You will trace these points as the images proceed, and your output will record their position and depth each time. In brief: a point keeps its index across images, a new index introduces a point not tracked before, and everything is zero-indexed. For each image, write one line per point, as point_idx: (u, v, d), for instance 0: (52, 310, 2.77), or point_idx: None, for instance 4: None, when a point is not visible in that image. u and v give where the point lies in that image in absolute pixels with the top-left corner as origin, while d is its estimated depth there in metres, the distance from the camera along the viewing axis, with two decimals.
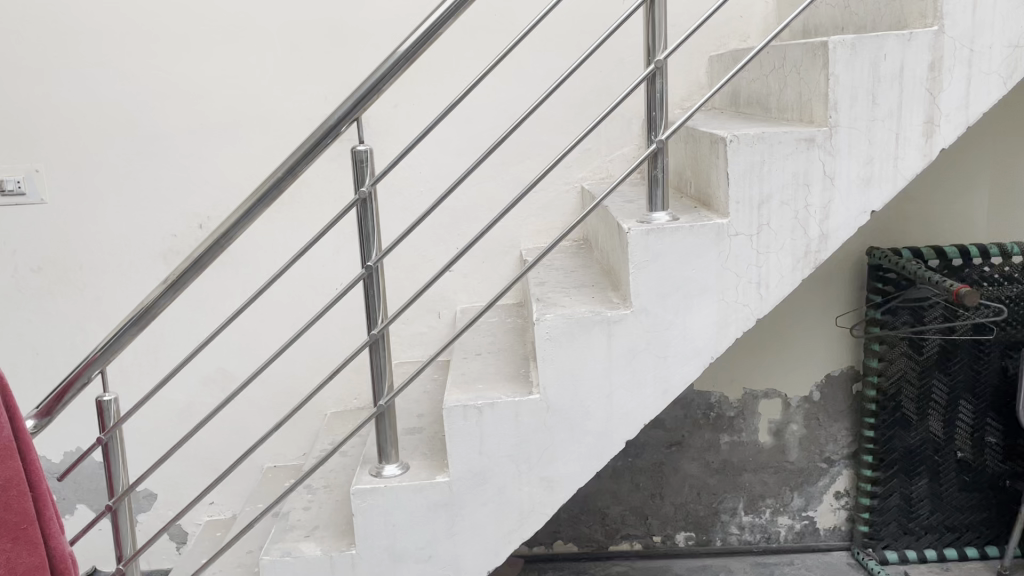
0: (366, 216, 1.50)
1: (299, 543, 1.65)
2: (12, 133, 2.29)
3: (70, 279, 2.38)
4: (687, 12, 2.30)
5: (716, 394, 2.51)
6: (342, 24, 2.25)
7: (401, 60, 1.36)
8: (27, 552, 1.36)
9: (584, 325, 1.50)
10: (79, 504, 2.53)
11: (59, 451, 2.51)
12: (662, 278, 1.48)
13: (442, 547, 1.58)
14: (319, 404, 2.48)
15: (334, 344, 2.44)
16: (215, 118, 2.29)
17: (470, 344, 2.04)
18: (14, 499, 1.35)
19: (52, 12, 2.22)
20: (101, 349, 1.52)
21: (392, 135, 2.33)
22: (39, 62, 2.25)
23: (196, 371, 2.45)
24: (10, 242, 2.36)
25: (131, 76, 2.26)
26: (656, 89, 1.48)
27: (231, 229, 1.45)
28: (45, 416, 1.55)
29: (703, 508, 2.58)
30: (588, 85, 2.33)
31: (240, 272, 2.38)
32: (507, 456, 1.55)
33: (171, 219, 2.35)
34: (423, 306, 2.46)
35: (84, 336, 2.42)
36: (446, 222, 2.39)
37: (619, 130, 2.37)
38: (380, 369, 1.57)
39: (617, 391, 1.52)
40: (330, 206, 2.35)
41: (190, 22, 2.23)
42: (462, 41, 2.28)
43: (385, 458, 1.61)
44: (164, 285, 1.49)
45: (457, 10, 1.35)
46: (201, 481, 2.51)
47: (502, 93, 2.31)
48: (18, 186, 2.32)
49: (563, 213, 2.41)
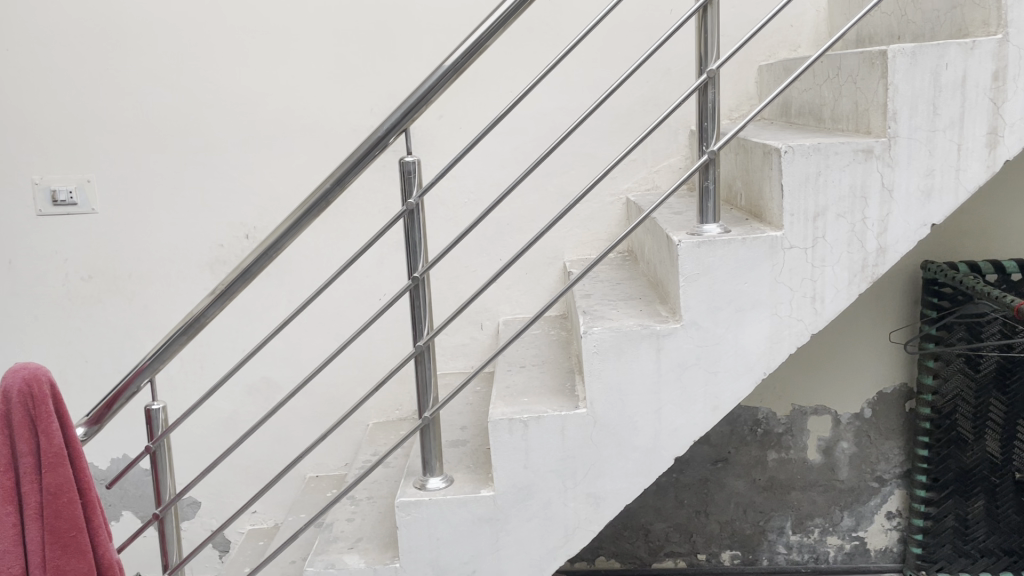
0: (413, 226, 1.51)
1: (343, 555, 1.65)
2: (65, 143, 2.32)
3: (119, 288, 2.41)
4: (735, 21, 2.27)
5: (763, 410, 2.47)
6: (388, 34, 2.26)
7: (448, 73, 1.37)
8: (76, 559, 1.42)
9: (632, 339, 1.48)
10: (125, 510, 2.55)
11: (106, 458, 2.54)
12: (713, 292, 1.45)
13: (487, 562, 1.56)
14: (361, 414, 2.48)
15: (377, 355, 2.44)
16: (263, 129, 2.31)
17: (515, 356, 2.03)
18: (65, 506, 1.41)
19: (107, 27, 2.26)
20: (150, 358, 1.55)
21: (437, 147, 2.33)
22: (90, 74, 2.29)
23: (242, 380, 2.46)
24: (61, 251, 2.39)
25: (182, 88, 2.29)
26: (707, 100, 1.46)
27: (281, 239, 1.47)
28: (94, 424, 1.58)
29: (749, 525, 2.53)
30: (635, 94, 2.31)
31: (285, 283, 2.40)
32: (554, 471, 1.52)
33: (218, 230, 2.37)
34: (465, 318, 2.45)
35: (133, 343, 2.45)
36: (489, 233, 2.38)
37: (665, 140, 2.34)
38: (425, 379, 1.57)
39: (666, 406, 1.49)
40: (375, 217, 2.36)
41: (240, 35, 2.26)
42: (508, 51, 2.27)
43: (430, 470, 1.60)
44: (213, 294, 1.52)
45: (504, 22, 1.35)
46: (245, 490, 2.52)
47: (549, 105, 2.30)
48: (70, 197, 2.35)
49: (608, 224, 2.39)
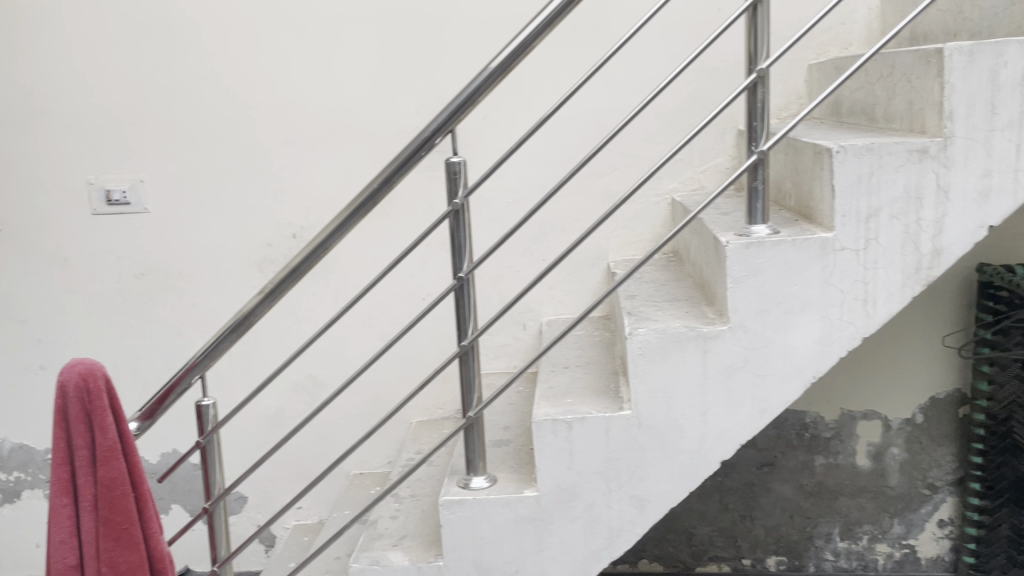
0: (458, 227, 1.52)
1: (387, 552, 1.66)
2: (119, 144, 2.38)
3: (170, 286, 2.46)
4: (785, 20, 2.24)
5: (811, 414, 2.43)
6: (434, 35, 2.27)
7: (494, 74, 1.38)
8: (128, 551, 1.45)
9: (678, 340, 1.46)
10: (175, 504, 2.60)
11: (156, 453, 2.59)
12: (762, 293, 1.44)
13: (530, 563, 1.56)
14: (405, 413, 2.50)
15: (421, 353, 2.46)
16: (310, 130, 2.34)
17: (559, 357, 2.02)
18: (119, 499, 1.44)
19: (160, 29, 2.31)
20: (201, 355, 1.58)
21: (483, 147, 2.33)
22: (143, 76, 2.34)
23: (288, 378, 2.49)
24: (115, 250, 2.44)
25: (233, 90, 2.33)
26: (756, 99, 1.45)
27: (328, 238, 1.50)
28: (147, 418, 1.62)
29: (796, 531, 2.49)
30: (682, 93, 2.29)
31: (331, 282, 2.42)
32: (597, 472, 1.52)
33: (266, 229, 2.41)
34: (509, 318, 2.45)
35: (183, 340, 2.49)
36: (534, 234, 2.38)
37: (712, 140, 2.32)
38: (470, 379, 1.58)
39: (713, 409, 1.48)
40: (420, 217, 2.38)
41: (288, 37, 2.29)
42: (554, 51, 2.27)
43: (473, 470, 1.61)
44: (261, 293, 1.55)
45: (550, 23, 1.36)
46: (290, 486, 2.55)
47: (595, 105, 2.29)
48: (124, 197, 2.41)
49: (652, 225, 2.37)
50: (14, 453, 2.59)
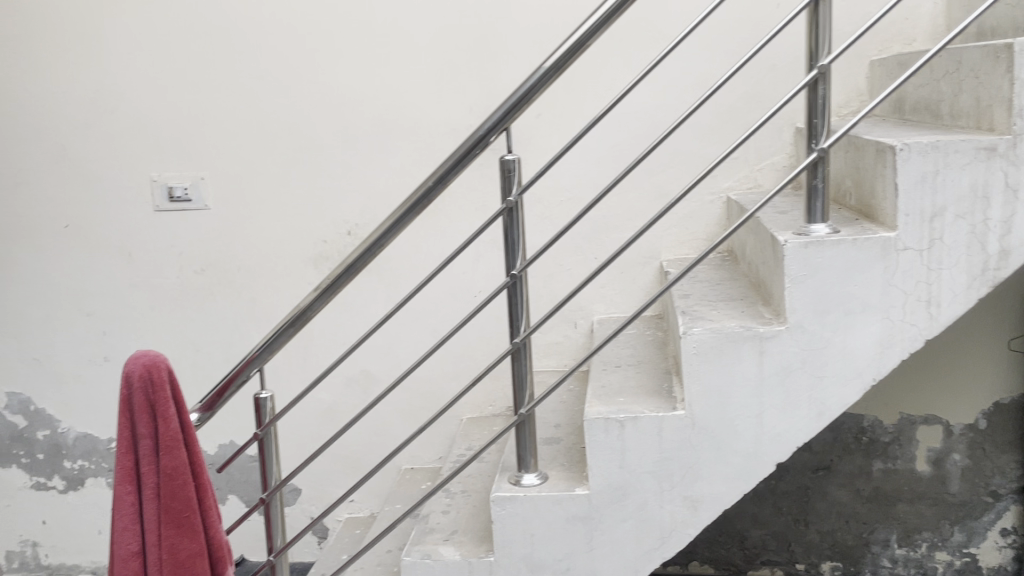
0: (512, 225, 1.53)
1: (439, 546, 1.67)
2: (181, 142, 2.44)
3: (229, 282, 2.52)
4: (847, 15, 2.19)
5: (868, 418, 2.38)
6: (489, 33, 2.28)
7: (549, 72, 1.39)
8: (188, 539, 1.49)
9: (734, 340, 1.45)
10: (231, 494, 2.66)
11: (214, 444, 2.65)
12: (821, 293, 1.41)
13: (581, 561, 1.56)
14: (456, 409, 2.51)
15: (473, 350, 2.47)
16: (366, 128, 2.37)
17: (611, 356, 2.01)
18: (180, 488, 1.48)
19: (221, 29, 2.36)
20: (259, 349, 1.61)
21: (536, 145, 2.33)
22: (204, 76, 2.39)
23: (342, 373, 2.53)
24: (176, 246, 2.51)
25: (291, 89, 2.37)
26: (817, 96, 1.42)
27: (384, 235, 1.52)
28: (207, 410, 1.66)
29: (852, 537, 2.44)
30: (739, 91, 2.26)
31: (385, 278, 2.45)
32: (650, 472, 1.51)
33: (322, 226, 2.45)
34: (560, 316, 2.45)
35: (241, 335, 2.55)
36: (586, 232, 2.38)
37: (770, 138, 2.29)
38: (521, 377, 1.59)
39: (769, 411, 1.46)
40: (473, 215, 2.39)
41: (345, 36, 2.33)
42: (609, 50, 2.26)
43: (525, 466, 1.61)
44: (318, 289, 1.58)
45: (607, 21, 1.36)
46: (343, 479, 2.59)
47: (649, 103, 2.28)
48: (185, 193, 2.47)
49: (707, 223, 2.35)
50: (79, 441, 2.68)
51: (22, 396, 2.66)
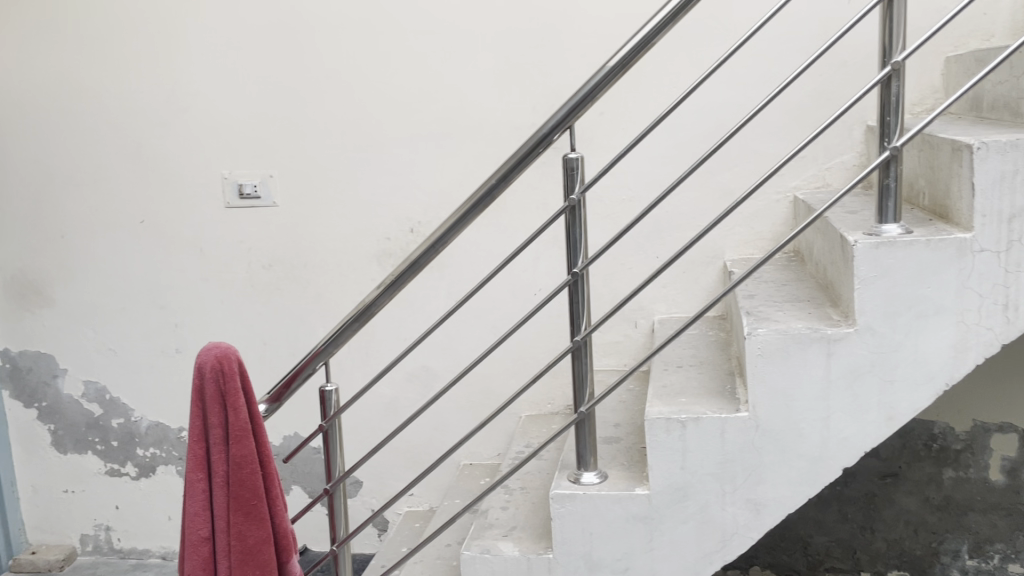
0: (575, 223, 1.53)
1: (498, 542, 1.68)
2: (251, 141, 2.50)
3: (295, 277, 2.58)
4: (922, 11, 2.14)
5: (940, 425, 2.31)
6: (553, 32, 2.29)
7: (615, 69, 1.38)
8: (255, 526, 1.53)
9: (800, 342, 1.42)
10: (295, 485, 2.72)
11: (279, 436, 2.71)
12: (892, 295, 1.38)
13: (641, 560, 1.55)
14: (516, 406, 2.53)
15: (532, 348, 2.48)
16: (430, 127, 2.40)
17: (673, 356, 2.00)
18: (248, 476, 1.53)
19: (292, 31, 2.41)
20: (325, 343, 1.65)
21: (599, 144, 2.33)
22: (274, 76, 2.45)
23: (404, 368, 2.57)
24: (245, 242, 2.58)
25: (357, 89, 2.42)
26: (890, 93, 1.39)
27: (447, 233, 1.54)
28: (275, 401, 1.71)
29: (920, 547, 2.38)
30: (808, 89, 2.22)
31: (447, 275, 2.48)
32: (711, 474, 1.50)
33: (385, 224, 2.49)
34: (621, 316, 2.44)
35: (306, 329, 2.61)
36: (647, 231, 2.36)
37: (840, 137, 2.24)
38: (582, 375, 1.59)
39: (835, 414, 1.43)
40: (534, 213, 2.40)
41: (411, 36, 2.36)
42: (675, 47, 2.24)
43: (584, 465, 1.61)
44: (383, 285, 1.60)
45: (673, 18, 1.35)
46: (404, 473, 2.63)
47: (715, 101, 2.26)
48: (254, 190, 2.53)
49: (773, 223, 2.31)
50: (151, 430, 2.77)
51: (98, 385, 2.77)
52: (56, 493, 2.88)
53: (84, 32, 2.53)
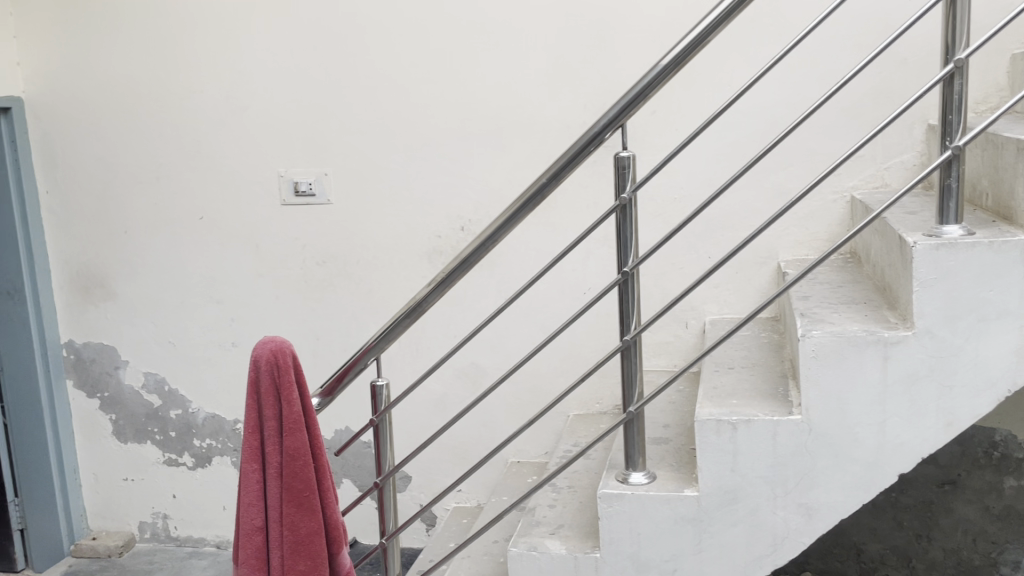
0: (625, 221, 1.53)
1: (545, 539, 1.69)
2: (307, 139, 2.55)
3: (348, 274, 2.62)
4: (987, 6, 2.08)
5: (1001, 432, 2.25)
6: (606, 30, 2.28)
7: (667, 67, 1.38)
8: (307, 517, 1.56)
9: (855, 344, 1.40)
10: (346, 478, 2.76)
11: (331, 430, 2.76)
12: (952, 298, 1.35)
13: (689, 562, 1.54)
14: (564, 405, 2.53)
15: (581, 347, 2.48)
16: (482, 126, 2.42)
17: (724, 357, 1.97)
18: (301, 468, 1.56)
19: (349, 30, 2.45)
20: (376, 339, 1.67)
21: (651, 143, 2.32)
22: (330, 75, 2.49)
23: (453, 365, 2.59)
24: (299, 238, 2.62)
25: (410, 88, 2.44)
26: (953, 91, 1.36)
27: (498, 231, 1.54)
28: (327, 394, 1.74)
29: (978, 557, 2.31)
30: (866, 87, 2.18)
31: (497, 274, 2.49)
32: (762, 477, 1.48)
33: (436, 221, 2.51)
34: (671, 316, 2.42)
35: (358, 325, 2.64)
36: (699, 231, 2.34)
37: (899, 136, 2.19)
38: (631, 374, 1.58)
39: (891, 419, 1.40)
40: (585, 211, 2.40)
41: (463, 36, 2.38)
42: (729, 45, 2.22)
43: (632, 465, 1.61)
44: (433, 282, 1.62)
45: (727, 16, 1.34)
46: (452, 469, 2.65)
47: (770, 100, 2.22)
48: (309, 188, 2.57)
49: (829, 223, 2.27)
50: (207, 421, 2.84)
51: (158, 376, 2.85)
52: (116, 480, 2.97)
53: (147, 33, 2.60)
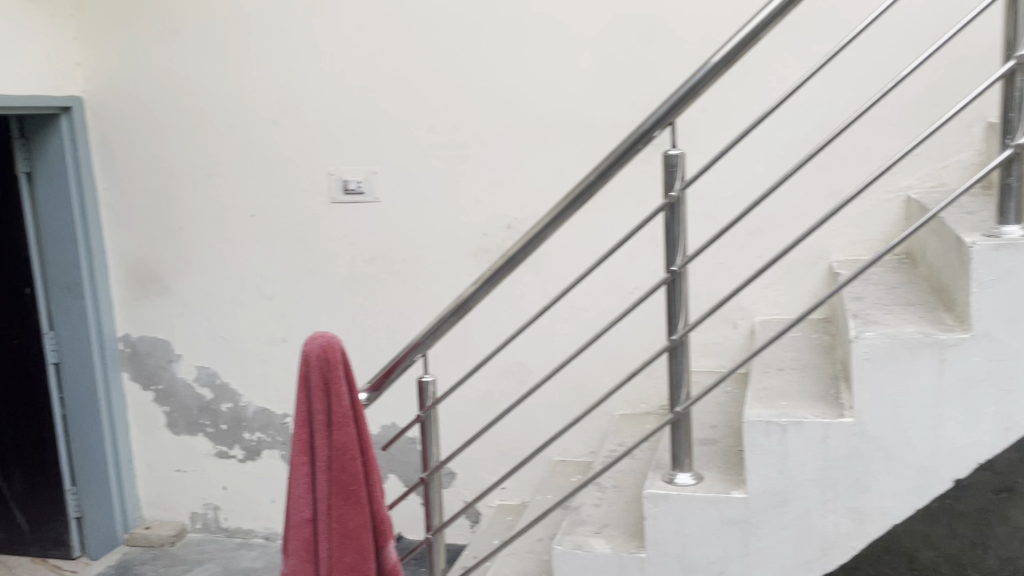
0: (673, 220, 1.51)
1: (589, 538, 1.68)
2: (357, 138, 2.58)
3: (395, 271, 2.64)
4: None
5: None
6: (655, 28, 2.27)
7: (717, 66, 1.37)
8: (355, 511, 1.58)
9: (910, 346, 1.38)
10: (391, 473, 2.79)
11: (378, 425, 2.79)
12: (1012, 300, 1.32)
13: (736, 564, 1.53)
14: (609, 405, 2.52)
15: (628, 347, 2.47)
16: (529, 124, 2.42)
17: (773, 358, 1.95)
18: (349, 462, 1.58)
19: (399, 30, 2.47)
20: (423, 335, 1.69)
21: (701, 141, 2.30)
22: (379, 74, 2.52)
23: (498, 363, 2.60)
24: (348, 236, 2.66)
25: (458, 87, 2.46)
26: (1015, 88, 1.33)
27: (545, 229, 1.55)
28: (375, 390, 1.75)
29: None
30: (923, 84, 2.13)
31: (543, 272, 2.49)
32: (812, 480, 1.46)
33: (483, 219, 2.52)
34: (719, 316, 2.39)
35: (405, 321, 2.67)
36: (749, 230, 2.31)
37: (957, 134, 2.14)
38: (679, 374, 1.57)
39: (947, 424, 1.37)
40: (632, 210, 2.39)
41: (512, 34, 2.38)
42: (782, 42, 2.19)
43: (679, 465, 1.59)
44: (480, 280, 1.62)
45: (778, 15, 1.32)
46: (497, 466, 2.66)
47: (822, 97, 2.19)
48: (358, 186, 2.60)
49: (883, 223, 2.23)
50: (257, 415, 2.90)
51: (210, 370, 2.91)
52: (169, 471, 3.05)
53: (203, 34, 2.66)
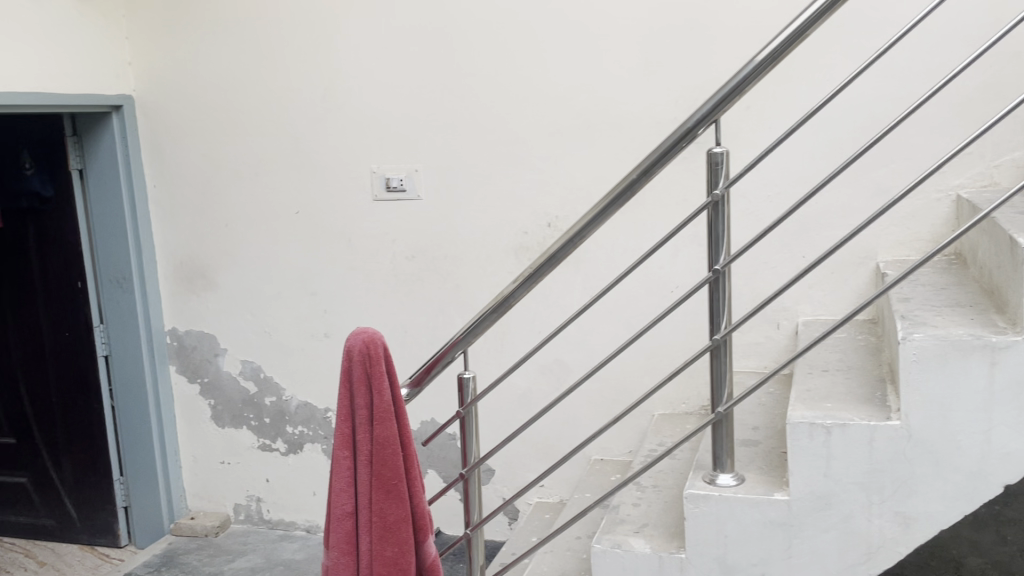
0: (717, 218, 1.50)
1: (629, 537, 1.68)
2: (399, 136, 2.60)
3: (436, 268, 2.66)
4: None
5: None
6: (699, 25, 2.25)
7: (763, 62, 1.35)
8: (395, 505, 1.60)
9: (960, 349, 1.35)
10: (431, 469, 2.81)
11: (417, 421, 2.81)
12: None
13: (778, 567, 1.51)
14: (649, 405, 2.51)
15: (668, 346, 2.46)
16: (571, 122, 2.42)
17: (817, 359, 1.92)
18: (390, 457, 1.59)
19: (442, 28, 2.49)
20: (464, 331, 1.69)
21: (745, 140, 2.27)
22: (422, 73, 2.54)
23: (538, 361, 2.60)
24: (390, 233, 2.68)
25: (500, 85, 2.46)
26: None
27: (587, 227, 1.54)
28: (416, 385, 1.77)
29: None
30: (975, 81, 2.08)
31: (583, 271, 2.49)
32: (857, 483, 1.43)
33: (524, 217, 2.52)
34: (762, 316, 2.37)
35: (445, 318, 2.69)
36: (793, 230, 2.29)
37: (1011, 132, 2.08)
38: (720, 374, 1.56)
39: (998, 428, 1.34)
40: (674, 208, 2.37)
41: (554, 32, 2.38)
42: (828, 40, 2.15)
43: (720, 466, 1.58)
44: (520, 277, 1.63)
45: (826, 11, 1.31)
46: (536, 464, 2.66)
47: (870, 95, 2.15)
48: (400, 184, 2.63)
49: (932, 223, 2.18)
50: (300, 409, 2.94)
51: (254, 364, 2.96)
52: (213, 463, 3.10)
53: (250, 33, 2.71)
